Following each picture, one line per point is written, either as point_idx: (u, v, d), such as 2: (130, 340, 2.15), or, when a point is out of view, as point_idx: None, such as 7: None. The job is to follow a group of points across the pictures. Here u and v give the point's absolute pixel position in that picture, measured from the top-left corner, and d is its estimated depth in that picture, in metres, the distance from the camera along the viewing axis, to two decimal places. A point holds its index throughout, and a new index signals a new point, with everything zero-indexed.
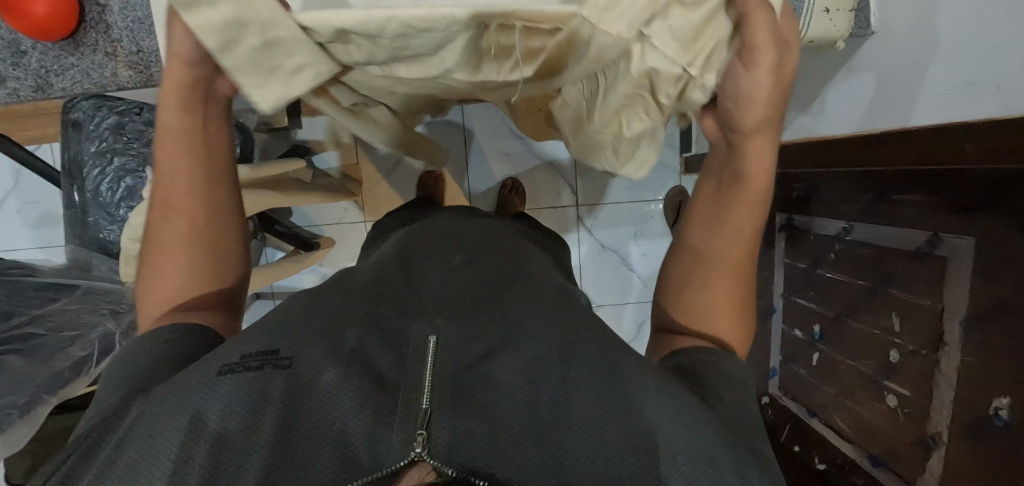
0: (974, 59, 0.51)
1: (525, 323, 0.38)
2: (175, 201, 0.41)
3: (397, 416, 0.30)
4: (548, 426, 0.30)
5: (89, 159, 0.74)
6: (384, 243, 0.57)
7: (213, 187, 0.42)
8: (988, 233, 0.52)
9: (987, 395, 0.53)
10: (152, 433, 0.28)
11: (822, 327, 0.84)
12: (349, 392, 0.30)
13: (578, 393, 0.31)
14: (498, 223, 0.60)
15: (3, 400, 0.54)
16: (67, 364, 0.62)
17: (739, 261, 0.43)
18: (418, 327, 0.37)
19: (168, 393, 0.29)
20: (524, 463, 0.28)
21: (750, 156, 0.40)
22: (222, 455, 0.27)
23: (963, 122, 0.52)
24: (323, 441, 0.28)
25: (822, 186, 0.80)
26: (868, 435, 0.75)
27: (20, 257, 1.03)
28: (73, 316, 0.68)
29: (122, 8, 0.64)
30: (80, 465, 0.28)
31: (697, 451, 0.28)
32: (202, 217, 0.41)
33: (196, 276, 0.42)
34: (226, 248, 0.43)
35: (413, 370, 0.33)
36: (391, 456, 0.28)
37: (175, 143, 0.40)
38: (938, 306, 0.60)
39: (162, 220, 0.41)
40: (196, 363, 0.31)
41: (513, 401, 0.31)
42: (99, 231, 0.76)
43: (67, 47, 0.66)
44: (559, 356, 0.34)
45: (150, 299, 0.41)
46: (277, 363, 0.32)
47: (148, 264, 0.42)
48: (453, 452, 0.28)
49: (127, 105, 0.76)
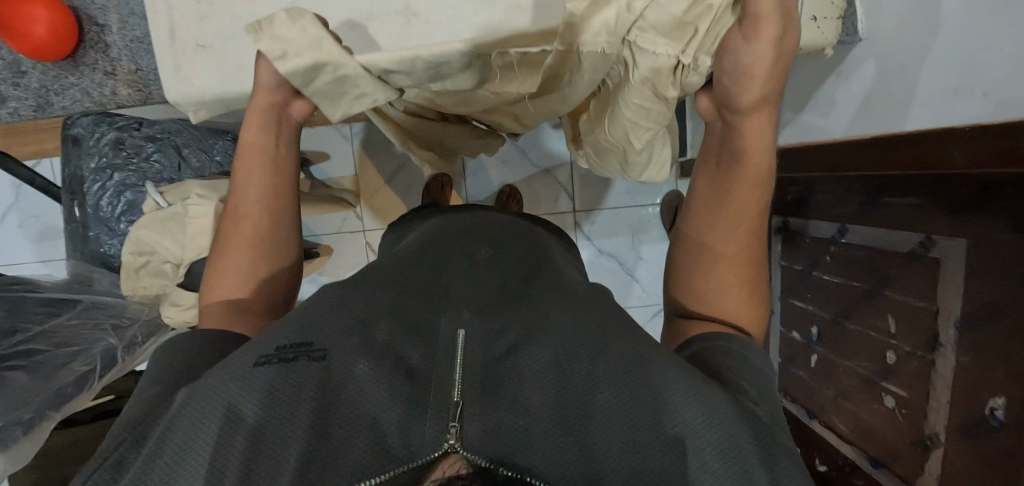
0: (948, 66, 0.51)
1: (552, 313, 0.36)
2: (244, 207, 0.46)
3: (428, 409, 0.29)
4: (582, 416, 0.29)
5: (90, 174, 0.74)
6: (406, 237, 0.56)
7: (280, 196, 0.47)
8: (977, 232, 0.53)
9: (980, 395, 0.54)
10: (195, 422, 0.27)
11: (820, 329, 0.85)
12: (378, 383, 0.30)
13: (613, 383, 0.30)
14: (527, 226, 0.55)
15: (9, 415, 0.56)
16: (70, 379, 0.63)
17: (745, 248, 0.44)
18: (446, 319, 0.36)
19: (210, 384, 0.29)
20: (559, 453, 0.27)
21: (748, 134, 0.43)
22: (257, 453, 0.26)
23: (941, 128, 0.53)
24: (355, 433, 0.27)
25: (815, 188, 0.82)
26: (868, 436, 0.75)
27: (22, 272, 1.03)
28: (75, 332, 0.69)
29: (121, 29, 0.67)
30: (131, 452, 0.28)
31: (725, 454, 0.27)
32: (267, 224, 0.46)
33: (253, 279, 0.45)
34: (281, 255, 0.47)
35: (442, 365, 0.32)
36: (424, 448, 0.27)
37: (251, 157, 0.47)
38: (932, 307, 0.60)
39: (230, 227, 0.46)
40: (237, 352, 0.31)
41: (547, 391, 0.30)
42: (100, 246, 0.76)
43: (67, 67, 0.69)
44: (590, 343, 0.33)
45: (209, 298, 0.44)
46: (310, 355, 0.31)
47: (213, 266, 0.45)
48: (484, 443, 0.27)
49: (126, 120, 0.74)
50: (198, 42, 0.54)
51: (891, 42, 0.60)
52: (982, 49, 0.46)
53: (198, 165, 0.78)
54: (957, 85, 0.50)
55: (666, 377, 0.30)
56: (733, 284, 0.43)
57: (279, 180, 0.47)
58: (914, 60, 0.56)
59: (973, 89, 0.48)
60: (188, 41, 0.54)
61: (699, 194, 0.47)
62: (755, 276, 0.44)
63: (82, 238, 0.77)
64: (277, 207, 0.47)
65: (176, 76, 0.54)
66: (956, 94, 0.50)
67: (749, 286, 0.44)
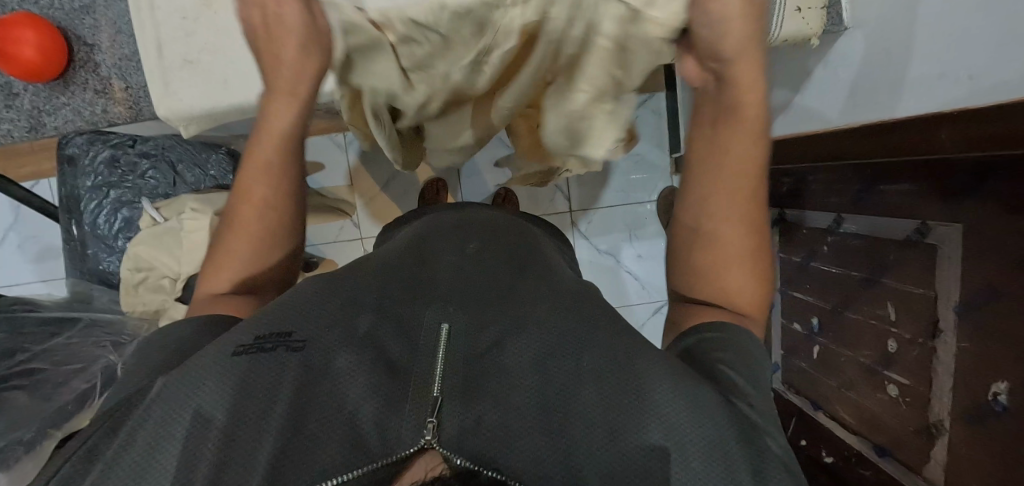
0: (937, 50, 0.49)
1: (533, 306, 0.37)
2: (251, 191, 0.41)
3: (407, 405, 0.29)
4: (558, 409, 0.29)
5: (86, 193, 0.75)
6: (395, 235, 0.54)
7: (281, 189, 0.42)
8: (972, 215, 0.53)
9: (983, 380, 0.53)
10: (166, 412, 0.27)
11: (821, 319, 0.84)
12: (360, 378, 0.30)
13: (588, 378, 0.30)
14: (518, 221, 0.56)
15: (9, 436, 0.56)
16: (70, 397, 0.63)
17: (753, 219, 0.39)
18: (431, 312, 0.35)
19: (186, 376, 0.29)
20: (533, 449, 0.28)
21: (740, 83, 0.36)
22: (230, 447, 0.26)
23: (930, 113, 0.52)
24: (334, 428, 0.27)
25: (809, 178, 0.81)
26: (872, 425, 0.75)
27: (22, 292, 1.04)
28: (76, 350, 0.70)
29: (111, 47, 0.66)
30: (104, 440, 0.27)
31: (705, 447, 0.27)
32: (272, 212, 0.42)
33: (247, 267, 0.41)
34: (278, 240, 0.43)
35: (423, 357, 0.32)
36: (401, 443, 0.27)
37: (268, 141, 0.41)
38: (931, 293, 0.60)
39: (240, 204, 0.42)
40: (214, 340, 0.31)
41: (524, 381, 0.30)
42: (98, 263, 0.77)
43: (57, 87, 0.67)
44: (569, 336, 0.33)
45: (204, 281, 0.41)
46: (289, 345, 0.31)
47: (216, 245, 0.42)
48: (462, 441, 0.28)
49: (120, 138, 0.76)
50: (186, 57, 0.54)
51: (877, 27, 0.58)
52: (975, 31, 0.44)
53: (193, 180, 0.79)
54: (945, 69, 0.49)
55: (649, 372, 0.30)
56: (741, 260, 0.39)
57: (290, 163, 0.42)
58: (903, 45, 0.54)
59: (960, 73, 0.47)
60: (176, 57, 0.54)
61: (698, 158, 0.40)
62: (762, 248, 0.39)
63: (80, 256, 0.78)
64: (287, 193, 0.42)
65: (165, 90, 0.55)
66: (944, 75, 0.49)
67: (755, 262, 0.39)
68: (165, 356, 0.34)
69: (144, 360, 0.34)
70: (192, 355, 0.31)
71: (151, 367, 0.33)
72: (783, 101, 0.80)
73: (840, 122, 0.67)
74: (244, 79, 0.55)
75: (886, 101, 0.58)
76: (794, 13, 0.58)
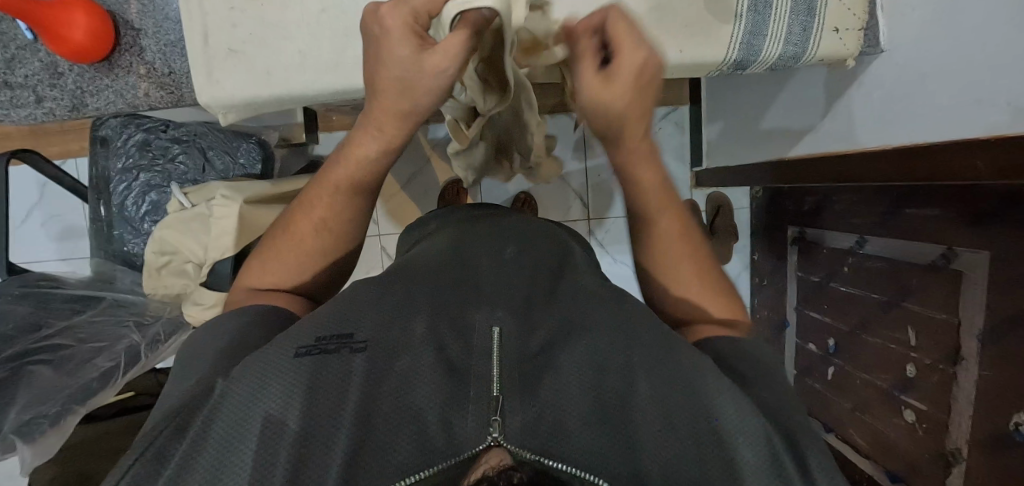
0: (970, 77, 0.50)
1: (581, 307, 0.38)
2: (329, 183, 0.42)
3: (469, 404, 0.30)
4: (611, 408, 0.30)
5: (116, 175, 0.76)
6: (431, 236, 0.54)
7: (354, 189, 0.43)
8: (999, 245, 0.52)
9: (1003, 410, 0.53)
10: (240, 413, 0.29)
11: (837, 340, 0.84)
12: (423, 375, 0.31)
13: (637, 377, 0.32)
14: (550, 228, 0.55)
15: (35, 410, 0.58)
16: (94, 375, 0.65)
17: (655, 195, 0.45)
18: (480, 316, 0.36)
19: (257, 372, 0.30)
20: (589, 445, 0.29)
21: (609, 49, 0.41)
22: (309, 447, 0.28)
23: (961, 139, 0.51)
24: (401, 427, 0.29)
25: (833, 198, 0.81)
26: (885, 450, 0.75)
27: (44, 270, 1.05)
28: (99, 328, 0.71)
29: (156, 33, 0.65)
30: (172, 441, 0.28)
31: (759, 447, 0.29)
32: (341, 236, 0.44)
33: (297, 270, 0.42)
34: (336, 243, 0.44)
35: (478, 356, 0.33)
36: (466, 441, 0.28)
37: (371, 137, 0.41)
38: (953, 320, 0.60)
39: (299, 219, 0.43)
40: (274, 339, 0.33)
41: (581, 384, 0.31)
42: (124, 245, 0.78)
43: (102, 69, 0.66)
44: (613, 336, 0.34)
45: (255, 277, 0.42)
46: (351, 346, 0.33)
47: (274, 240, 0.43)
48: (523, 439, 0.29)
49: (154, 122, 0.77)
50: (231, 47, 0.55)
51: (913, 52, 0.59)
52: (1009, 63, 0.45)
53: (221, 168, 0.79)
54: (979, 98, 0.49)
55: (703, 378, 0.31)
56: (698, 277, 0.43)
57: (370, 195, 0.44)
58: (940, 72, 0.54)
59: (998, 101, 0.46)
60: (221, 45, 0.55)
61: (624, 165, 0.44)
62: (701, 256, 0.44)
63: (106, 237, 0.78)
64: (361, 215, 0.44)
65: (208, 80, 0.56)
66: (979, 104, 0.49)
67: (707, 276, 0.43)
68: (214, 346, 0.35)
69: (199, 351, 0.35)
70: (254, 352, 0.32)
71: (207, 353, 0.35)
72: (809, 122, 0.80)
73: (869, 144, 0.67)
74: (288, 71, 0.56)
75: (923, 126, 0.57)
76: (833, 33, 0.59)
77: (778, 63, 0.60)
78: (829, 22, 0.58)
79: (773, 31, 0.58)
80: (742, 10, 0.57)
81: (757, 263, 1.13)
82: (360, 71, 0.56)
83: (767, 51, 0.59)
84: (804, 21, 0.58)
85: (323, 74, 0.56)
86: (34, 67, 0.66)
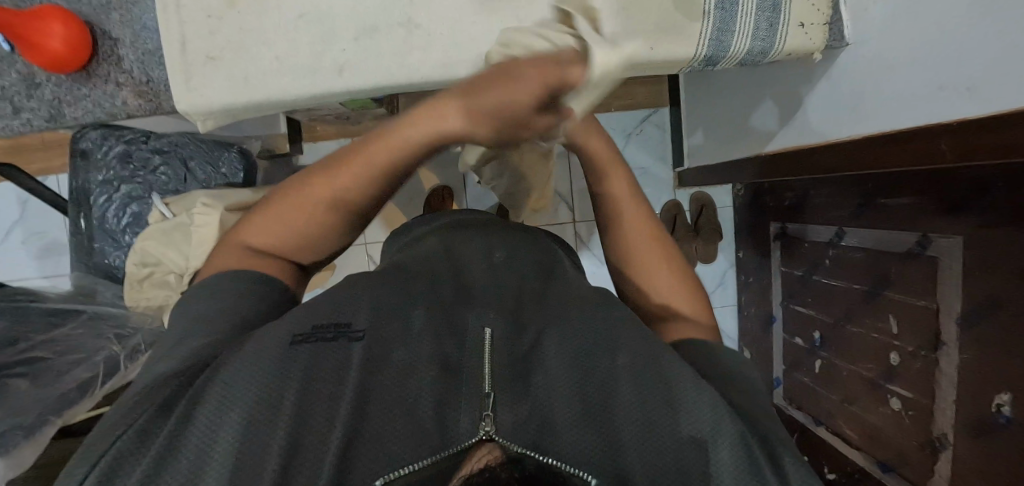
0: (934, 64, 0.51)
1: (565, 307, 0.39)
2: (366, 158, 0.39)
3: (462, 402, 0.30)
4: (597, 404, 0.31)
5: (97, 187, 0.76)
6: (415, 243, 0.53)
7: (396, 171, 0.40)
8: (972, 229, 0.54)
9: (986, 392, 0.54)
10: (224, 397, 0.29)
11: (822, 333, 0.85)
12: (417, 377, 0.31)
13: (621, 377, 0.32)
14: (535, 233, 0.55)
15: (10, 420, 0.56)
16: (72, 385, 0.64)
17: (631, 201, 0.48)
18: (473, 316, 0.36)
19: (241, 364, 0.30)
20: (580, 443, 0.29)
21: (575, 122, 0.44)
22: (296, 454, 0.27)
23: (932, 122, 0.52)
24: (394, 422, 0.29)
25: (812, 192, 0.82)
26: (874, 440, 0.75)
27: (24, 287, 1.04)
28: (78, 340, 0.70)
29: (134, 42, 0.66)
30: (158, 420, 0.29)
31: (737, 448, 0.28)
32: (361, 202, 0.41)
33: (296, 234, 0.41)
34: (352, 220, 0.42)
35: (471, 354, 0.33)
36: (459, 436, 0.28)
37: (427, 131, 0.37)
38: (933, 305, 0.60)
39: (319, 175, 0.41)
40: (273, 323, 0.33)
41: (571, 381, 0.32)
42: (104, 257, 0.77)
43: (81, 79, 0.67)
44: (594, 335, 0.35)
45: (247, 236, 0.42)
46: (349, 336, 0.33)
47: (277, 198, 0.42)
48: (516, 432, 0.29)
49: (134, 134, 0.77)
50: (208, 54, 0.56)
51: (874, 46, 0.60)
52: (967, 47, 0.46)
53: (203, 178, 0.80)
54: (942, 83, 0.50)
55: (682, 376, 0.31)
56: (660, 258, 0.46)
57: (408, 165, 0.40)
58: (903, 61, 0.56)
59: (958, 86, 0.48)
60: (199, 53, 0.56)
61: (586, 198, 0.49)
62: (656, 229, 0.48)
63: (86, 250, 0.78)
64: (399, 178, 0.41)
65: (185, 85, 0.56)
66: (941, 90, 0.51)
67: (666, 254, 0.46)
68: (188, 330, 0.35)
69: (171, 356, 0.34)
70: (242, 342, 0.32)
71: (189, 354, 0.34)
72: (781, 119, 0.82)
73: (845, 134, 0.68)
74: (266, 77, 0.56)
75: (891, 118, 0.59)
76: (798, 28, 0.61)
77: (747, 58, 0.62)
78: (794, 18, 0.60)
79: (741, 27, 0.60)
80: (709, 9, 0.59)
81: (743, 261, 1.14)
82: (339, 75, 0.57)
83: (736, 46, 0.60)
84: (769, 17, 0.60)
85: (303, 79, 0.57)
86: (10, 79, 0.66)
